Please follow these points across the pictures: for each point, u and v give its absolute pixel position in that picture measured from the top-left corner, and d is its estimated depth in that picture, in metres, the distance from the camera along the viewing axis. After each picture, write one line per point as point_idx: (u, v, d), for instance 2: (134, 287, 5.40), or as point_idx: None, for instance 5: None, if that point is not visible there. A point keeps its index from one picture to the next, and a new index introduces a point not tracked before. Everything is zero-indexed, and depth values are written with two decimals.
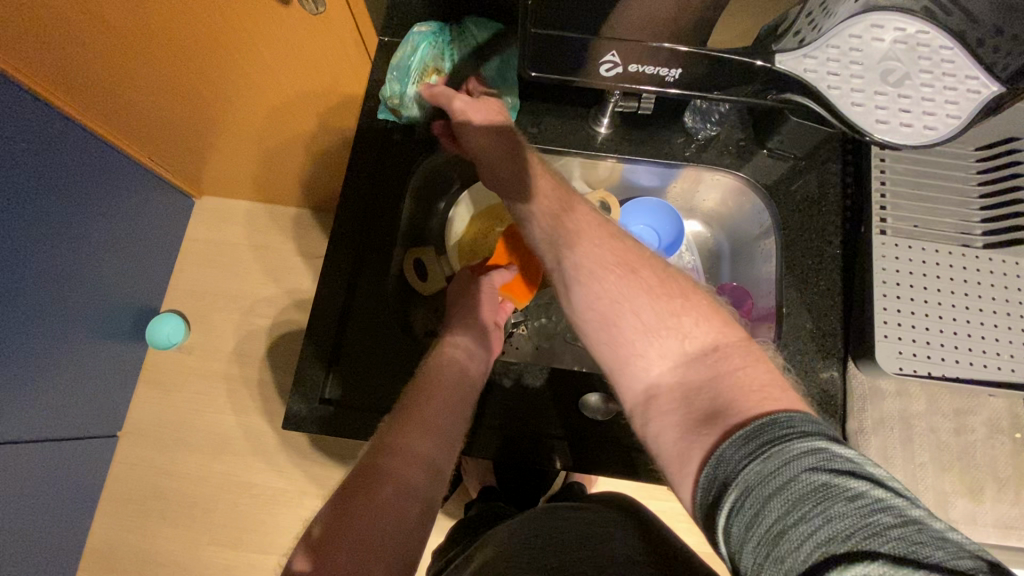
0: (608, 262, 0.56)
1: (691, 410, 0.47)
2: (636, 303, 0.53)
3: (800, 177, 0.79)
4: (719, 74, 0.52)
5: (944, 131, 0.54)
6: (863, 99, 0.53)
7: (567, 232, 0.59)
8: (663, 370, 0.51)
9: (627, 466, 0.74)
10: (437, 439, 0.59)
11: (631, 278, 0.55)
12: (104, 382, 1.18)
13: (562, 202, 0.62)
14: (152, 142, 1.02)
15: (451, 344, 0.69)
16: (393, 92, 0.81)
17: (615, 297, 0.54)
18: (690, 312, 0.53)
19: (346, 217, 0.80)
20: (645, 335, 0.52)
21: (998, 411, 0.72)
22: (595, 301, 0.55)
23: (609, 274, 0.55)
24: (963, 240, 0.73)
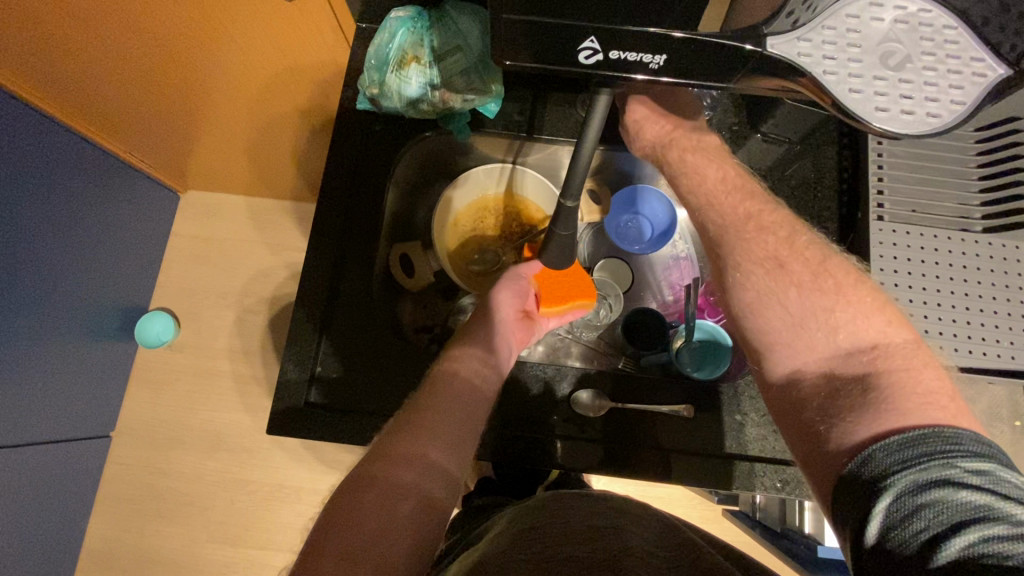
0: (796, 291, 0.55)
1: (841, 390, 0.49)
2: (806, 304, 0.54)
3: (795, 161, 0.78)
4: (706, 59, 0.40)
5: (950, 119, 0.40)
6: (861, 84, 0.40)
7: (740, 235, 0.59)
8: (814, 366, 0.52)
9: (619, 464, 0.72)
10: (448, 445, 0.58)
11: (810, 290, 0.54)
12: (94, 384, 1.16)
13: (735, 199, 0.62)
14: (130, 137, 0.99)
15: (456, 359, 0.65)
16: (372, 81, 0.76)
17: (777, 285, 0.55)
18: (853, 306, 0.53)
19: (329, 212, 0.77)
20: (814, 342, 0.52)
21: (998, 399, 0.71)
22: (762, 286, 0.56)
23: (785, 280, 0.55)
24: (962, 224, 0.71)
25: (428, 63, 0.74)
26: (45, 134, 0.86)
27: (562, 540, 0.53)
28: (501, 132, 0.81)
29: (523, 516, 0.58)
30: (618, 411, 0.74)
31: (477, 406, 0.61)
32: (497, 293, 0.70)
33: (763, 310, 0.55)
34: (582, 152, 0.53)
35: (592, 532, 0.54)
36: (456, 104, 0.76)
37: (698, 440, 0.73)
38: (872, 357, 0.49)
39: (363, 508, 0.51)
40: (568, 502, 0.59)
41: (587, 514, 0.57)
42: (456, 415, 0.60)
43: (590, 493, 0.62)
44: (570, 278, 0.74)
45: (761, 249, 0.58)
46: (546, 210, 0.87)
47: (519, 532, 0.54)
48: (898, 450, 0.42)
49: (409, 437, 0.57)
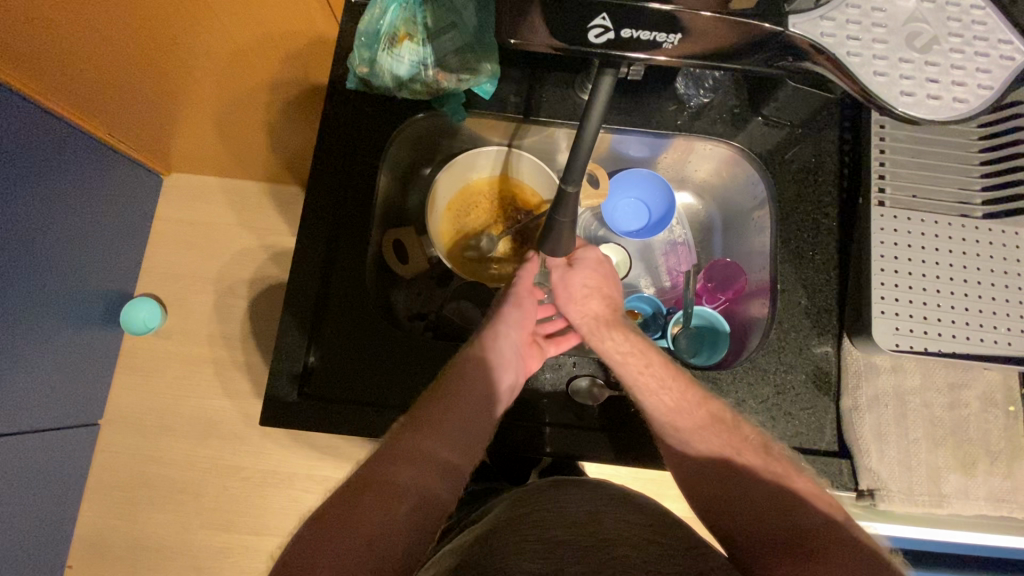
0: (705, 435, 0.64)
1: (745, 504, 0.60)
2: (708, 439, 0.64)
3: (796, 145, 0.76)
4: (718, 40, 0.38)
5: (976, 105, 0.39)
6: (888, 67, 0.39)
7: (643, 360, 0.68)
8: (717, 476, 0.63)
9: (617, 451, 0.71)
10: (448, 441, 0.59)
11: (704, 421, 0.65)
12: (80, 372, 1.13)
13: (642, 352, 0.69)
14: (109, 117, 0.94)
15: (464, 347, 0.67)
16: (362, 59, 0.72)
17: (690, 426, 0.64)
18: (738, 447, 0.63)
19: (320, 197, 0.75)
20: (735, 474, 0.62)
21: (992, 384, 0.71)
22: (673, 405, 0.65)
23: (682, 405, 0.65)
24: (962, 209, 0.71)
25: (421, 41, 0.70)
26: (20, 115, 0.82)
27: (555, 525, 0.51)
28: (493, 114, 0.79)
29: (518, 504, 0.56)
30: (616, 400, 0.73)
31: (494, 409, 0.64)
32: (508, 312, 0.71)
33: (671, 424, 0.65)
34: (583, 139, 0.52)
35: (588, 517, 0.53)
36: (450, 85, 0.73)
37: None
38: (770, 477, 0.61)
39: (359, 514, 0.50)
40: (565, 488, 0.58)
41: (582, 501, 0.55)
42: (467, 422, 0.61)
43: (584, 480, 0.60)
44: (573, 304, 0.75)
45: (673, 399, 0.65)
46: (543, 195, 0.85)
47: (518, 518, 0.53)
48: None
49: (413, 434, 0.58)
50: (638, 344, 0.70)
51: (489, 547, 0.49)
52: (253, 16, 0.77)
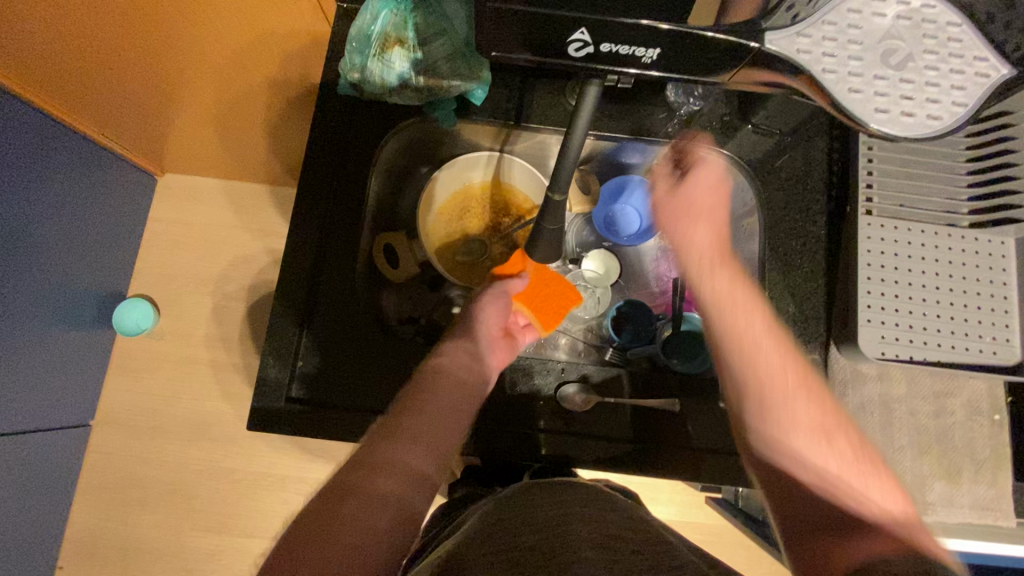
0: (802, 418, 0.59)
1: (825, 495, 0.55)
2: (790, 402, 0.60)
3: (785, 153, 0.77)
4: (694, 58, 0.39)
5: (950, 122, 0.39)
6: (863, 84, 0.39)
7: (728, 294, 0.65)
8: (814, 468, 0.57)
9: (605, 457, 0.72)
10: (427, 451, 0.57)
11: (786, 382, 0.61)
12: (72, 374, 1.13)
13: (752, 317, 0.64)
14: (102, 118, 0.94)
15: (446, 353, 0.65)
16: (354, 64, 0.72)
17: (793, 416, 0.60)
18: (837, 449, 0.58)
19: (311, 201, 0.75)
20: (809, 455, 0.58)
21: (978, 392, 0.71)
22: (755, 347, 0.62)
23: (764, 358, 0.62)
24: (949, 219, 0.72)
25: (411, 49, 0.70)
26: (16, 117, 0.82)
27: (524, 529, 0.51)
28: (488, 121, 0.78)
29: (497, 509, 0.57)
30: (604, 406, 0.73)
31: (471, 407, 0.62)
32: (482, 310, 0.69)
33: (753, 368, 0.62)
34: (571, 144, 0.52)
35: (557, 517, 0.53)
36: (441, 92, 0.74)
37: (685, 435, 0.72)
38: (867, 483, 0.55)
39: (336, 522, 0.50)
40: (540, 490, 0.58)
41: (553, 503, 0.55)
42: (455, 423, 0.61)
43: (564, 482, 0.60)
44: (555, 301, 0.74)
45: (772, 376, 0.61)
46: (533, 199, 0.86)
47: (495, 523, 0.53)
48: (908, 560, 0.44)
49: (391, 443, 0.56)
50: (753, 307, 0.64)
51: (458, 557, 0.49)
52: (246, 19, 0.77)
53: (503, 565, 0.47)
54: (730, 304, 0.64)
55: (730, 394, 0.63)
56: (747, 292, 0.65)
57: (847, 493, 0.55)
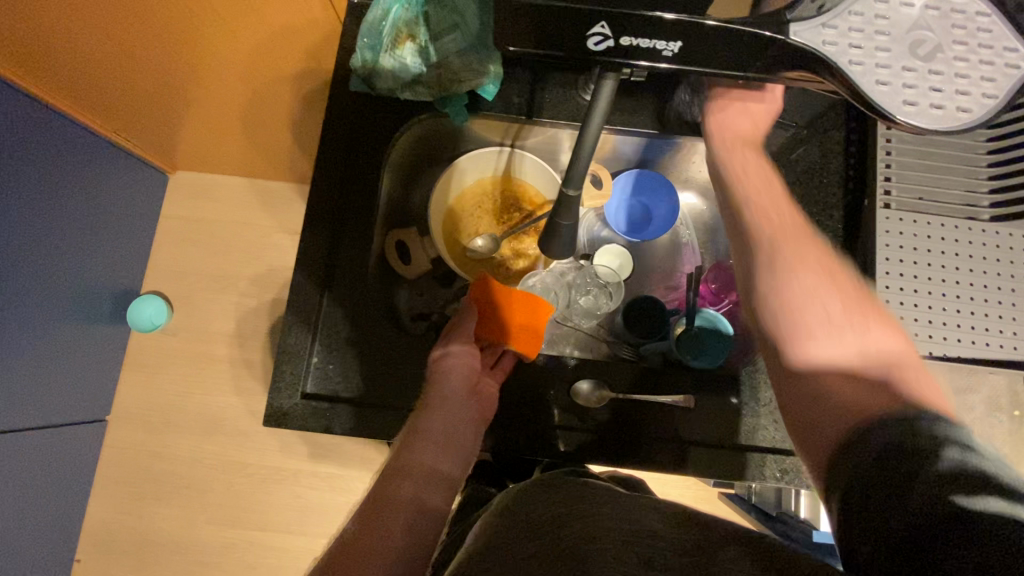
0: (828, 306, 0.59)
1: (852, 382, 0.54)
2: (792, 263, 0.62)
3: (801, 146, 0.75)
4: (710, 55, 0.39)
5: (980, 115, 0.39)
6: (890, 76, 0.38)
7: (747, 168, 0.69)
8: (835, 360, 0.56)
9: (621, 454, 0.71)
10: (445, 452, 0.64)
11: (794, 231, 0.64)
12: (87, 369, 1.14)
13: (783, 214, 0.66)
14: (114, 115, 0.95)
15: (448, 354, 0.71)
16: (365, 59, 0.71)
17: (818, 290, 0.60)
18: (861, 330, 0.58)
19: (322, 198, 0.75)
20: (815, 301, 0.60)
21: (998, 388, 0.70)
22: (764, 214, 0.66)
23: (769, 217, 0.66)
24: (969, 212, 0.70)
25: (422, 43, 0.68)
26: (29, 116, 0.83)
27: (519, 539, 0.42)
28: (499, 115, 0.78)
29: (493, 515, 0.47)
30: (617, 401, 0.72)
31: (474, 426, 0.68)
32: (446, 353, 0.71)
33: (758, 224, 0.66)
34: (585, 141, 0.52)
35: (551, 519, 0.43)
36: (454, 87, 0.73)
37: (703, 429, 0.71)
38: (889, 363, 0.55)
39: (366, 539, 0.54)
40: (533, 489, 0.47)
41: (546, 498, 0.45)
42: (463, 436, 0.66)
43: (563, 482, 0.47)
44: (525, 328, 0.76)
45: (804, 260, 0.62)
46: (545, 194, 0.86)
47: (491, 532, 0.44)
48: (892, 429, 0.46)
49: (411, 449, 0.63)
50: (780, 206, 0.67)
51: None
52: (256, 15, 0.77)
53: None
54: (760, 201, 0.67)
55: (750, 296, 0.64)
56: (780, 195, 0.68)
57: (844, 336, 0.57)
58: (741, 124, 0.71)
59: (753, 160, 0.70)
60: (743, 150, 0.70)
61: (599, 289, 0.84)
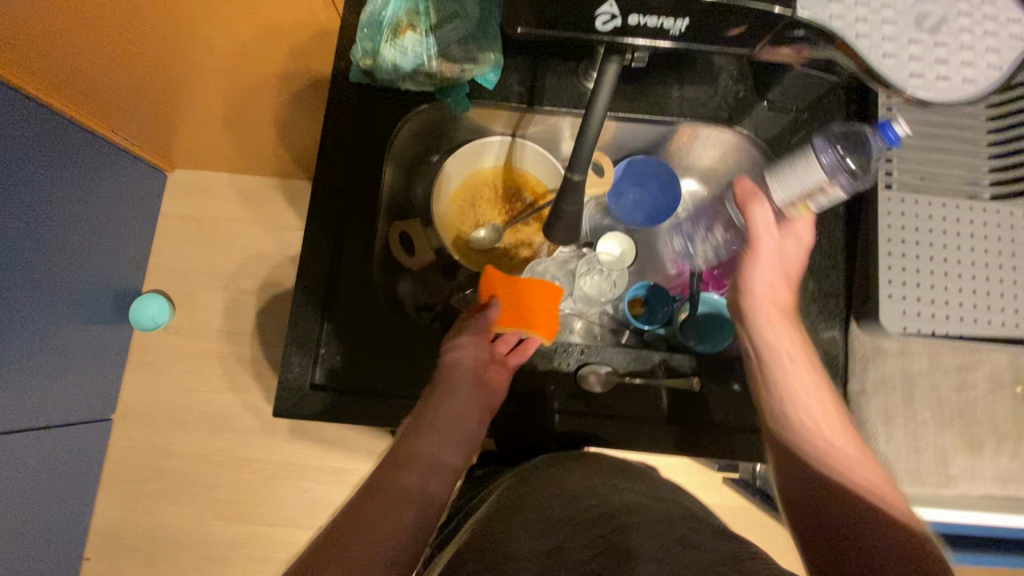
0: (849, 476, 0.57)
1: (868, 549, 0.48)
2: (823, 409, 0.62)
3: (802, 129, 0.75)
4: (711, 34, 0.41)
5: (985, 86, 0.39)
6: (896, 49, 0.38)
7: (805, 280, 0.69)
8: (864, 516, 0.52)
9: (629, 439, 0.71)
10: (449, 446, 0.66)
11: (824, 406, 0.62)
12: (92, 369, 1.15)
13: (814, 382, 0.64)
14: (111, 113, 0.95)
15: (455, 347, 0.71)
16: (366, 51, 0.71)
17: (844, 464, 0.58)
18: (883, 496, 0.54)
19: (325, 190, 0.75)
20: (839, 456, 0.59)
21: (999, 365, 0.69)
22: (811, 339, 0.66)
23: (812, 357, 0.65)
24: (970, 192, 0.71)
25: (424, 32, 0.69)
26: (27, 115, 0.83)
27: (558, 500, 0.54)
28: (500, 103, 0.78)
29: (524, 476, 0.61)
30: (625, 386, 0.72)
31: (473, 422, 0.69)
32: (459, 350, 0.70)
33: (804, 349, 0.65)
34: (590, 127, 0.52)
35: (583, 488, 0.55)
36: (454, 75, 0.72)
37: (713, 411, 0.71)
38: (915, 527, 0.50)
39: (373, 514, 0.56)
40: (565, 464, 0.61)
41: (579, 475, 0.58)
42: (463, 433, 0.68)
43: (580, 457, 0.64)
44: (542, 310, 0.73)
45: (826, 432, 0.60)
46: (547, 183, 0.87)
47: (526, 491, 0.57)
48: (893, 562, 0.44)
49: (415, 438, 0.65)
50: (811, 374, 0.64)
51: (494, 518, 0.53)
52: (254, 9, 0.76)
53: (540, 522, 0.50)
54: (785, 353, 0.65)
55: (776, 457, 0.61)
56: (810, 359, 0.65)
57: (867, 499, 0.54)
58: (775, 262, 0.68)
59: (788, 322, 0.67)
60: (774, 304, 0.68)
61: (603, 275, 0.83)
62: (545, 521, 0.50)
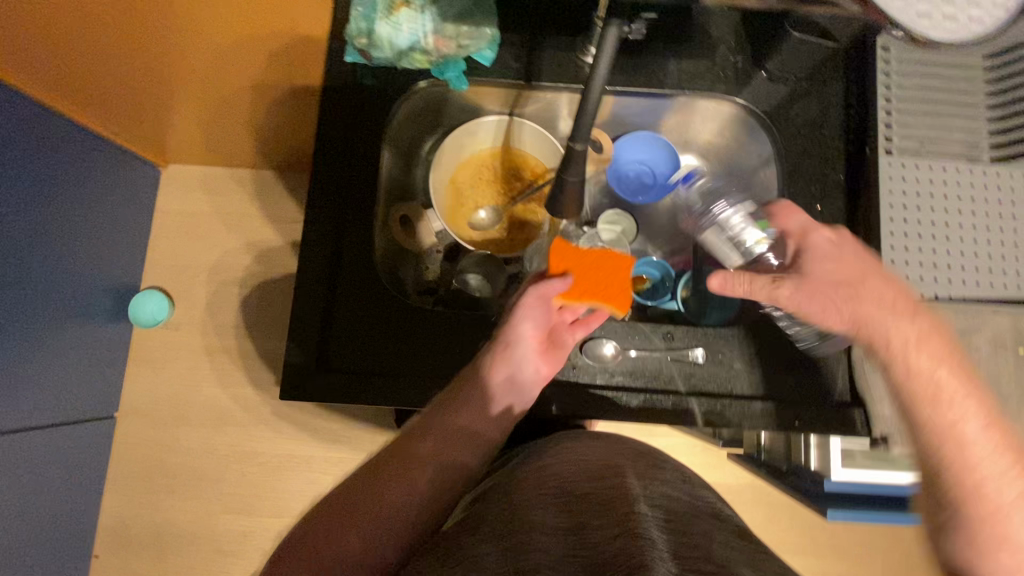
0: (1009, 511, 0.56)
1: None
2: (973, 411, 0.59)
3: (801, 99, 0.75)
4: None
5: (994, 24, 0.38)
6: None
7: (861, 269, 0.64)
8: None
9: (639, 412, 0.69)
10: (482, 415, 0.65)
11: (967, 421, 0.59)
12: (93, 366, 1.14)
13: (951, 386, 0.60)
14: (104, 106, 0.94)
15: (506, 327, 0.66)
16: (361, 29, 0.74)
17: (1000, 492, 0.57)
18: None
19: (323, 174, 0.74)
20: (1000, 487, 0.57)
21: (1002, 328, 0.68)
22: (914, 330, 0.61)
23: (929, 349, 0.61)
24: (970, 155, 0.71)
25: (420, 10, 0.73)
26: (20, 109, 0.82)
27: (580, 477, 0.57)
28: (496, 79, 0.77)
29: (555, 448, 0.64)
30: (631, 359, 0.71)
31: (533, 383, 0.66)
32: (520, 323, 0.65)
33: (918, 353, 0.61)
34: (591, 93, 0.52)
35: (603, 469, 0.59)
36: (449, 50, 0.75)
37: (724, 381, 0.70)
38: None
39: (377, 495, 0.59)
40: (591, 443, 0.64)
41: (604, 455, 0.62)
42: (517, 392, 0.66)
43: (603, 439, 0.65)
44: (610, 279, 0.69)
45: (977, 452, 0.58)
46: (544, 163, 0.86)
47: (546, 468, 0.60)
48: None
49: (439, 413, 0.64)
50: (949, 380, 0.60)
51: (511, 496, 0.56)
52: None
53: (555, 503, 0.54)
54: (919, 371, 0.61)
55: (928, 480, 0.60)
56: (943, 359, 0.61)
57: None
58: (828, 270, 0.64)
59: (892, 322, 0.62)
60: (868, 303, 0.63)
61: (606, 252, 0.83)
62: (559, 501, 0.54)
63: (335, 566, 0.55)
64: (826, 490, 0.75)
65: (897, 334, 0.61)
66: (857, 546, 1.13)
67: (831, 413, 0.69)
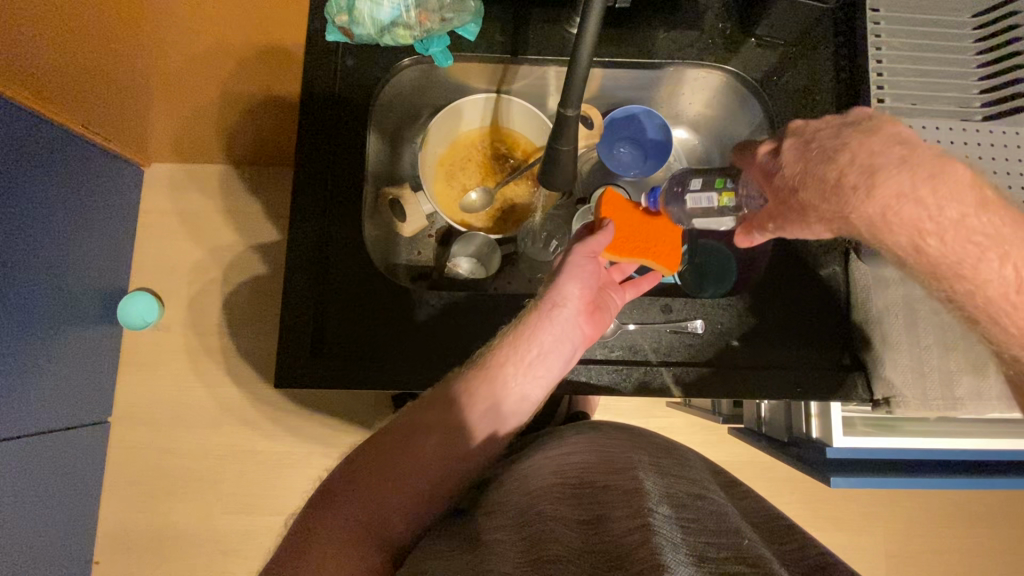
0: None
1: None
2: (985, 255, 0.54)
3: (791, 65, 0.74)
4: None
5: None
6: None
7: (802, 170, 0.58)
8: None
9: (641, 386, 0.69)
10: (533, 385, 0.64)
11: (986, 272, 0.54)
12: (84, 370, 1.12)
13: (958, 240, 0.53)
14: (81, 105, 0.91)
15: (554, 289, 0.65)
16: (339, 6, 0.66)
17: None
18: None
19: (308, 159, 0.72)
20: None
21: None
22: (877, 208, 0.53)
23: (933, 199, 0.52)
24: (963, 114, 0.70)
25: None
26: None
27: (600, 472, 0.57)
28: (483, 54, 0.76)
29: (591, 444, 0.64)
30: (627, 333, 0.71)
31: (577, 344, 0.65)
32: (566, 283, 0.65)
33: (889, 232, 0.54)
34: (580, 56, 0.50)
35: (625, 463, 0.58)
36: (435, 25, 0.69)
37: (724, 351, 0.70)
38: None
39: (385, 464, 0.58)
40: (616, 445, 0.64)
41: (629, 451, 0.62)
42: (561, 353, 0.64)
43: (618, 441, 0.65)
44: (660, 227, 0.72)
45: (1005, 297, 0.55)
46: (535, 141, 0.85)
47: (574, 461, 0.60)
48: None
49: (455, 388, 0.62)
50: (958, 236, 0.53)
51: (529, 489, 0.56)
52: None
53: (569, 500, 0.53)
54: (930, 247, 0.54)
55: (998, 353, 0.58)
56: (947, 209, 0.53)
57: None
58: (792, 173, 0.59)
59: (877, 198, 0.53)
60: (831, 200, 0.55)
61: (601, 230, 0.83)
62: (575, 500, 0.53)
63: (374, 520, 0.54)
64: (830, 459, 0.75)
65: (860, 219, 0.54)
66: (859, 517, 1.14)
67: (833, 379, 0.69)
